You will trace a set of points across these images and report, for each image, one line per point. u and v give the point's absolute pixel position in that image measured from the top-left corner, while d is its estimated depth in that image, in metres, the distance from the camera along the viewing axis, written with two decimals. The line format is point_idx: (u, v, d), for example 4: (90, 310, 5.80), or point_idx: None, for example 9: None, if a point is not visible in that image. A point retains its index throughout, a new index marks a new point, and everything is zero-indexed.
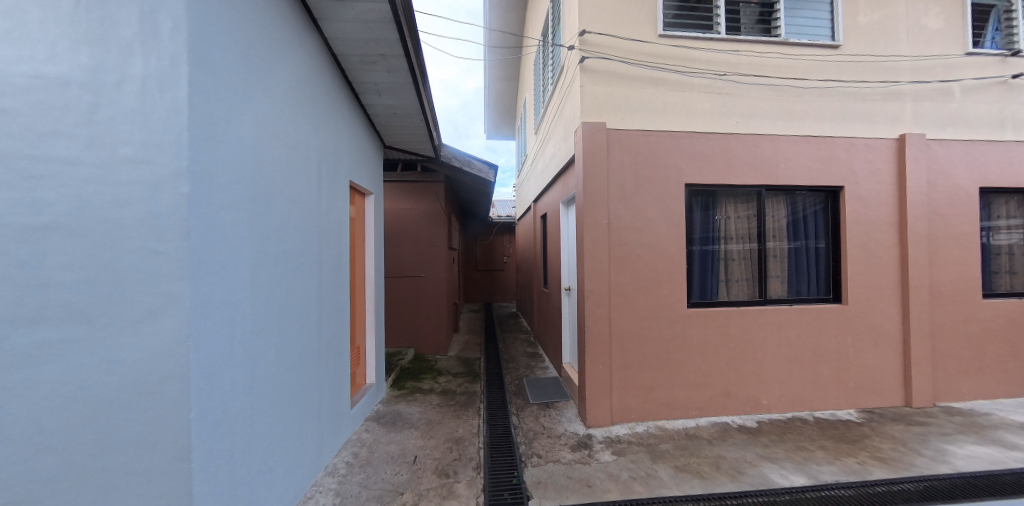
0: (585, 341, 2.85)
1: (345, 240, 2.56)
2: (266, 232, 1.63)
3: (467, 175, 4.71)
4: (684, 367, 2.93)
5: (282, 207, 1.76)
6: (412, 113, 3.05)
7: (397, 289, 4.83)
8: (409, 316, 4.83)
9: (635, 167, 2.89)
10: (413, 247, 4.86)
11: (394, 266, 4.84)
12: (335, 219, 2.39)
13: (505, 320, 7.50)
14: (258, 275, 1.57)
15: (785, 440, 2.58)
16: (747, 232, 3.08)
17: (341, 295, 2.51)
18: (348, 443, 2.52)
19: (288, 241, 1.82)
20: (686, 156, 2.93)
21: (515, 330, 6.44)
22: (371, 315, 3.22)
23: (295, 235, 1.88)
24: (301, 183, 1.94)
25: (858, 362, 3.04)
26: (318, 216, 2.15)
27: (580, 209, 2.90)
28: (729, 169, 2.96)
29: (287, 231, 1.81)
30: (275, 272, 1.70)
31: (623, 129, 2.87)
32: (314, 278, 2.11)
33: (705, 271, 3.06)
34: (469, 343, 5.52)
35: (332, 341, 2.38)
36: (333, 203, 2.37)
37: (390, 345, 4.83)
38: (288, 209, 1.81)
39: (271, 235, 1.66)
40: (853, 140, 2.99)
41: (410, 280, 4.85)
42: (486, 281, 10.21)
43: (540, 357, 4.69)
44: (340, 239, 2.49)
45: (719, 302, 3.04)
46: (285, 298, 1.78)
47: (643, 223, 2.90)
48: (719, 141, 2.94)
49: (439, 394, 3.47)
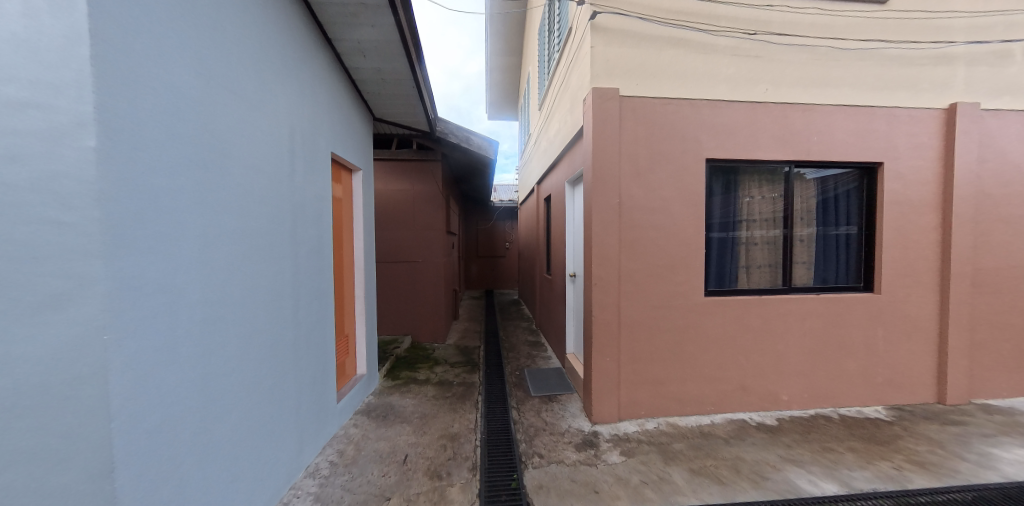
0: (591, 332, 2.62)
1: (327, 219, 2.32)
2: (221, 204, 1.39)
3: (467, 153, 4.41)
4: (699, 361, 2.70)
5: (242, 177, 1.51)
6: (402, 80, 2.74)
7: (393, 275, 4.61)
8: (406, 303, 4.63)
9: (650, 140, 2.60)
10: (409, 231, 4.62)
11: (389, 251, 4.60)
12: (313, 195, 2.14)
13: (507, 308, 7.29)
14: (211, 254, 1.34)
15: (809, 440, 2.36)
16: (771, 214, 2.80)
17: (324, 279, 2.28)
18: (333, 440, 2.33)
19: (251, 216, 1.58)
20: (707, 128, 2.63)
21: (517, 318, 6.23)
22: (361, 302, 2.99)
23: (260, 209, 1.64)
24: (266, 151, 1.69)
25: (888, 355, 2.79)
26: (292, 190, 1.90)
27: (588, 186, 2.63)
28: (754, 143, 2.66)
29: (250, 206, 1.57)
30: (236, 252, 1.48)
31: (638, 96, 2.57)
32: (288, 260, 1.88)
33: (723, 256, 2.79)
34: (469, 331, 5.33)
35: (314, 328, 2.17)
36: (310, 176, 2.11)
37: (385, 332, 4.64)
38: (249, 180, 1.56)
39: (226, 208, 1.42)
40: (896, 110, 2.67)
41: (407, 265, 4.62)
42: (488, 267, 9.98)
43: (542, 347, 4.48)
44: (321, 218, 2.24)
45: (738, 290, 2.78)
46: (249, 282, 1.56)
47: (657, 202, 2.62)
48: (745, 111, 2.63)
49: (435, 386, 3.28)
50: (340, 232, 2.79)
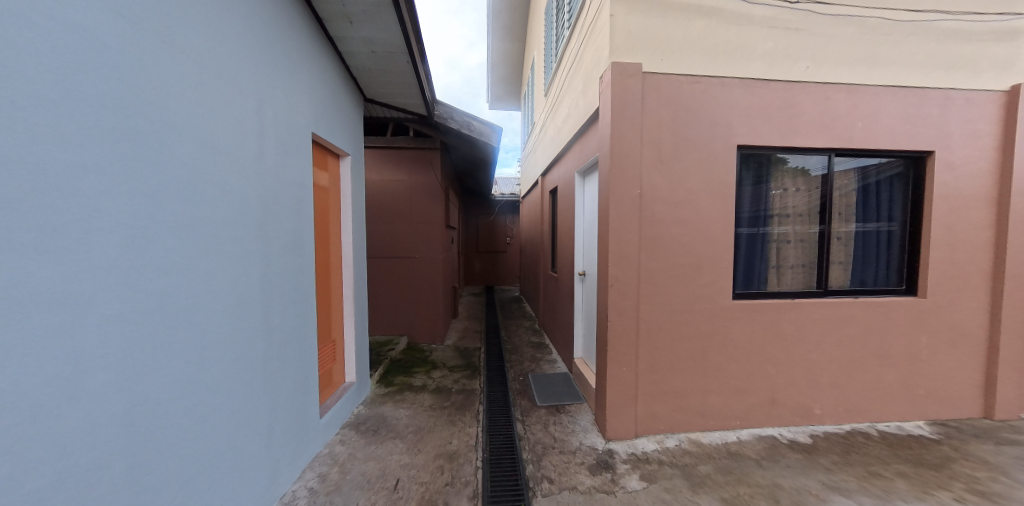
0: (606, 338, 2.35)
1: (307, 211, 2.03)
2: (139, 189, 1.08)
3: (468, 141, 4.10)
4: (725, 371, 2.43)
5: (175, 153, 1.21)
6: (395, 54, 2.43)
7: (389, 271, 4.33)
8: (402, 301, 4.35)
9: (675, 123, 2.31)
10: (406, 225, 4.32)
11: (384, 246, 4.31)
12: (289, 182, 1.85)
13: (508, 305, 7.02)
14: (123, 252, 1.04)
15: (851, 462, 2.10)
16: (806, 208, 2.52)
17: (303, 279, 2.00)
18: (315, 460, 2.06)
19: (191, 204, 1.27)
20: (739, 111, 2.34)
21: (519, 316, 5.97)
22: (350, 303, 2.71)
23: (206, 196, 1.33)
24: (216, 125, 1.38)
25: (933, 366, 2.52)
26: (256, 175, 1.60)
27: (604, 176, 2.34)
28: (791, 128, 2.37)
29: (189, 192, 1.26)
30: (165, 247, 1.18)
31: (662, 73, 2.27)
32: (250, 258, 1.58)
33: (753, 255, 2.51)
34: (469, 330, 5.07)
35: (290, 336, 1.89)
36: (285, 159, 1.81)
37: (380, 332, 4.36)
38: (187, 158, 1.26)
39: (149, 193, 1.12)
40: (950, 93, 2.38)
41: (403, 260, 4.33)
42: (488, 263, 9.70)
43: (547, 349, 4.21)
44: (300, 208, 1.96)
45: (769, 292, 2.51)
46: (187, 286, 1.26)
47: (682, 194, 2.34)
48: (782, 92, 2.34)
49: (431, 393, 3.01)
50: (326, 225, 2.49)
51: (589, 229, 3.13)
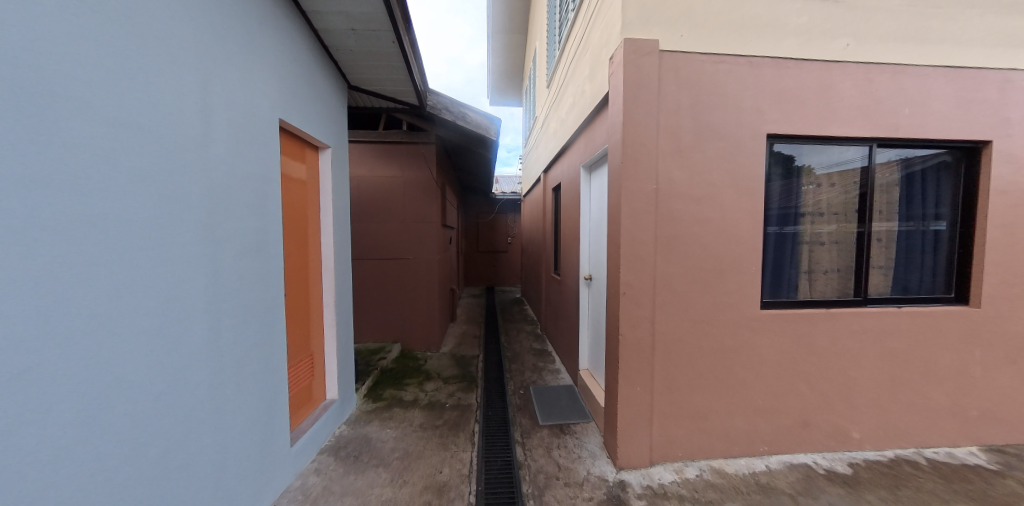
0: (617, 353, 2.07)
1: (272, 209, 1.77)
2: (10, 174, 0.82)
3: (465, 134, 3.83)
4: (751, 390, 2.14)
5: (76, 134, 0.96)
6: (379, 32, 2.16)
7: (381, 273, 4.07)
8: (395, 305, 4.09)
9: (695, 109, 2.03)
10: (399, 225, 4.06)
11: (375, 247, 4.05)
12: (247, 175, 1.59)
13: (508, 308, 6.74)
14: None
15: (903, 499, 1.81)
16: (842, 205, 2.23)
17: (267, 288, 1.74)
18: (284, 496, 1.80)
19: (105, 199, 1.02)
20: (769, 95, 2.06)
21: (520, 320, 5.70)
22: (331, 312, 2.44)
23: (123, 189, 1.07)
24: (136, 101, 1.11)
25: (986, 384, 2.23)
26: (200, 166, 1.34)
27: (615, 169, 2.06)
28: (827, 114, 2.09)
29: (100, 184, 1.01)
30: (57, 256, 0.91)
31: (681, 52, 2.00)
32: (196, 265, 1.33)
33: (781, 258, 2.23)
34: (467, 336, 4.80)
35: (251, 354, 1.63)
36: (239, 148, 1.55)
37: (371, 339, 4.10)
38: (92, 141, 0.99)
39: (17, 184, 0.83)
40: (1009, 74, 2.09)
41: (396, 263, 4.07)
42: (489, 263, 9.43)
43: (550, 358, 3.94)
44: (262, 206, 1.69)
45: (800, 301, 2.22)
46: (101, 301, 1.01)
47: (703, 190, 2.06)
48: (818, 73, 2.06)
49: (422, 410, 2.74)
50: (302, 225, 2.24)
51: (596, 229, 2.86)
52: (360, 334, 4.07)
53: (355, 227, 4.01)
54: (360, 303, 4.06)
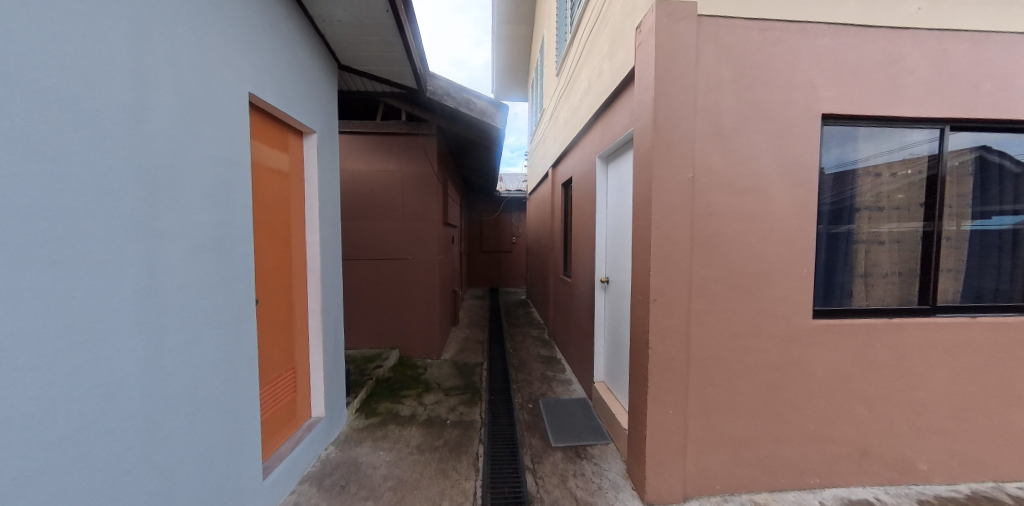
0: (645, 370, 1.78)
1: (238, 202, 1.50)
2: None
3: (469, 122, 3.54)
4: (801, 413, 1.84)
5: None
6: None
7: (378, 274, 3.79)
8: (393, 308, 3.81)
9: (738, 84, 1.73)
10: (398, 223, 3.79)
11: (372, 247, 3.77)
12: (200, 156, 1.31)
13: (514, 311, 6.45)
14: None
15: None
16: (905, 199, 1.92)
17: (231, 295, 1.46)
18: None
19: None
20: (824, 68, 1.75)
21: (526, 324, 5.41)
22: (318, 319, 2.16)
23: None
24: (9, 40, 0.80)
25: None
26: (131, 143, 1.06)
27: (643, 155, 1.78)
28: (892, 91, 1.78)
29: None
30: None
31: (722, 17, 1.70)
32: (126, 268, 1.05)
33: (833, 259, 1.93)
34: (470, 341, 4.51)
35: (209, 375, 1.36)
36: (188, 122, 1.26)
37: (367, 345, 3.81)
38: None
39: None
40: None
41: (395, 263, 3.80)
42: (493, 263, 9.15)
43: (560, 366, 3.64)
44: (223, 195, 1.42)
45: (856, 309, 1.91)
46: None
47: (746, 179, 1.76)
48: (882, 42, 1.75)
49: (420, 427, 2.46)
50: (283, 221, 1.97)
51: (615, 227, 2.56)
52: (356, 340, 3.79)
53: (350, 225, 3.74)
54: (356, 307, 3.78)
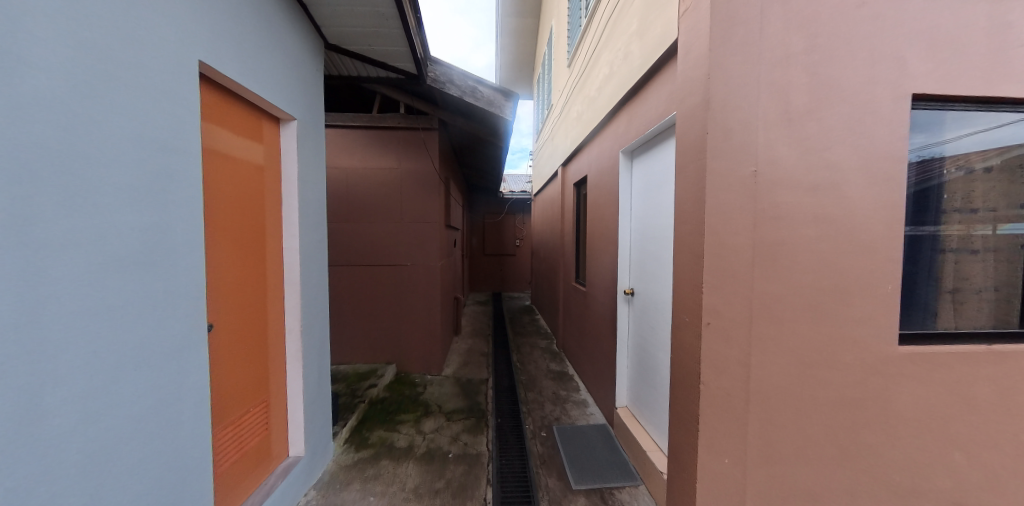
0: (694, 410, 1.45)
1: (177, 203, 1.17)
2: None
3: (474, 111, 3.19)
4: (884, 462, 1.50)
5: None
6: None
7: (373, 282, 3.46)
8: (390, 320, 3.48)
9: (809, 57, 1.41)
10: (395, 226, 3.46)
11: (367, 251, 3.44)
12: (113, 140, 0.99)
13: (519, 319, 6.11)
14: None
15: None
16: (1002, 197, 1.59)
17: (168, 322, 1.14)
18: None
19: None
20: (915, 38, 1.43)
21: (533, 334, 5.08)
22: (298, 341, 1.83)
23: None
24: None
25: None
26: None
27: (693, 145, 1.46)
28: (997, 67, 1.45)
29: None
30: None
31: None
32: None
33: (916, 272, 1.60)
34: (474, 354, 4.17)
35: (130, 431, 1.03)
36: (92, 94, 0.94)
37: (361, 360, 3.47)
38: None
39: None
40: None
41: (392, 270, 3.47)
42: (496, 267, 8.82)
43: (573, 385, 3.31)
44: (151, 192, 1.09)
45: (946, 333, 1.58)
46: None
47: (819, 175, 1.43)
48: (986, 7, 1.42)
49: (418, 464, 2.13)
50: (254, 225, 1.65)
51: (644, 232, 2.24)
52: (348, 354, 3.45)
53: (342, 227, 3.40)
54: (349, 317, 3.44)
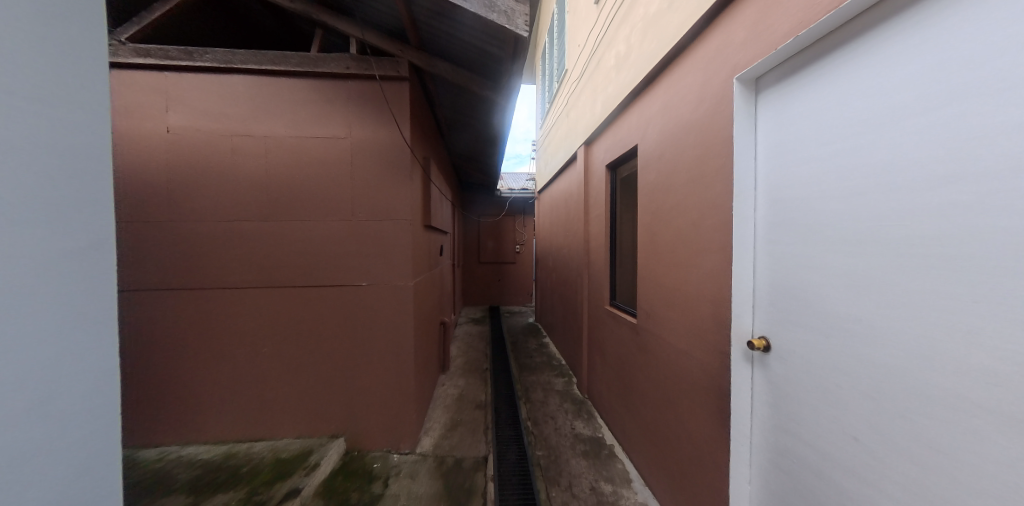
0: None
1: None
2: None
3: (473, 42, 2.07)
4: None
5: None
6: None
7: (313, 314, 2.26)
8: (337, 370, 2.29)
9: None
10: (346, 227, 2.27)
11: (300, 266, 2.24)
12: None
13: (523, 345, 4.95)
14: None
15: None
16: None
17: None
18: None
19: None
20: None
21: (544, 371, 3.92)
22: None
23: None
24: None
25: None
26: None
27: None
28: None
29: None
30: None
31: None
32: None
33: None
34: (466, 408, 2.99)
35: None
36: None
37: (290, 433, 2.25)
38: None
39: None
40: None
41: (341, 293, 2.28)
42: (493, 277, 7.64)
43: (619, 473, 2.15)
44: None
45: None
46: None
47: None
48: None
49: None
50: None
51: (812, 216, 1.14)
52: (272, 426, 2.23)
53: (260, 229, 2.19)
54: (274, 369, 2.23)
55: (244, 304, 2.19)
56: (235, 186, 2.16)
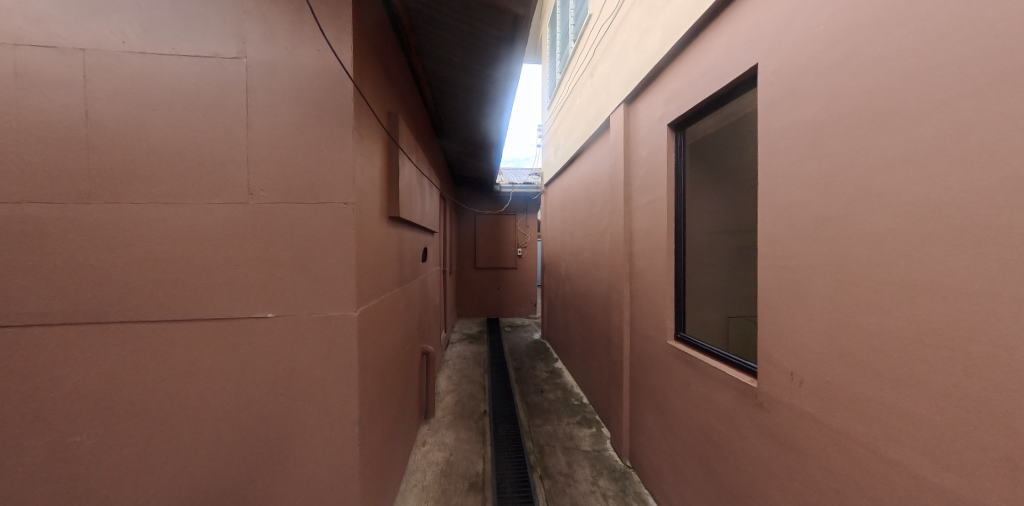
0: None
1: None
2: None
3: None
4: None
5: None
6: None
7: (176, 372, 1.26)
8: (223, 471, 1.30)
9: None
10: (238, 216, 1.29)
11: (155, 287, 1.25)
12: None
13: (532, 374, 3.97)
14: None
15: None
16: None
17: None
18: None
19: None
20: None
21: (564, 417, 2.95)
22: None
23: None
24: None
25: None
26: None
27: None
28: None
29: None
30: None
31: None
32: None
33: None
34: (455, 494, 2.02)
35: None
36: None
37: None
38: None
39: None
40: None
41: (233, 331, 1.30)
42: (492, 285, 6.65)
43: None
44: None
45: None
46: None
47: None
48: None
49: None
50: None
51: None
52: None
53: (73, 218, 1.20)
54: (104, 474, 1.24)
55: (39, 358, 1.20)
56: (21, 142, 1.17)
